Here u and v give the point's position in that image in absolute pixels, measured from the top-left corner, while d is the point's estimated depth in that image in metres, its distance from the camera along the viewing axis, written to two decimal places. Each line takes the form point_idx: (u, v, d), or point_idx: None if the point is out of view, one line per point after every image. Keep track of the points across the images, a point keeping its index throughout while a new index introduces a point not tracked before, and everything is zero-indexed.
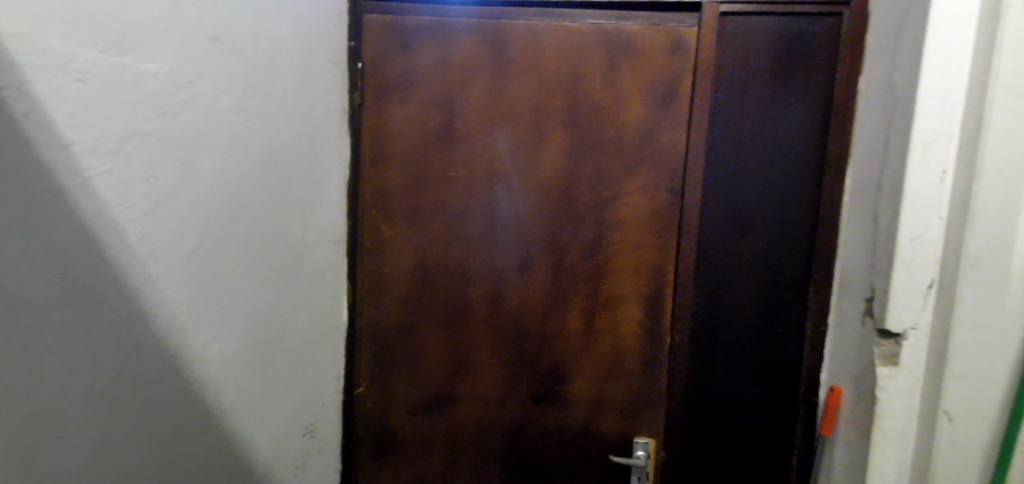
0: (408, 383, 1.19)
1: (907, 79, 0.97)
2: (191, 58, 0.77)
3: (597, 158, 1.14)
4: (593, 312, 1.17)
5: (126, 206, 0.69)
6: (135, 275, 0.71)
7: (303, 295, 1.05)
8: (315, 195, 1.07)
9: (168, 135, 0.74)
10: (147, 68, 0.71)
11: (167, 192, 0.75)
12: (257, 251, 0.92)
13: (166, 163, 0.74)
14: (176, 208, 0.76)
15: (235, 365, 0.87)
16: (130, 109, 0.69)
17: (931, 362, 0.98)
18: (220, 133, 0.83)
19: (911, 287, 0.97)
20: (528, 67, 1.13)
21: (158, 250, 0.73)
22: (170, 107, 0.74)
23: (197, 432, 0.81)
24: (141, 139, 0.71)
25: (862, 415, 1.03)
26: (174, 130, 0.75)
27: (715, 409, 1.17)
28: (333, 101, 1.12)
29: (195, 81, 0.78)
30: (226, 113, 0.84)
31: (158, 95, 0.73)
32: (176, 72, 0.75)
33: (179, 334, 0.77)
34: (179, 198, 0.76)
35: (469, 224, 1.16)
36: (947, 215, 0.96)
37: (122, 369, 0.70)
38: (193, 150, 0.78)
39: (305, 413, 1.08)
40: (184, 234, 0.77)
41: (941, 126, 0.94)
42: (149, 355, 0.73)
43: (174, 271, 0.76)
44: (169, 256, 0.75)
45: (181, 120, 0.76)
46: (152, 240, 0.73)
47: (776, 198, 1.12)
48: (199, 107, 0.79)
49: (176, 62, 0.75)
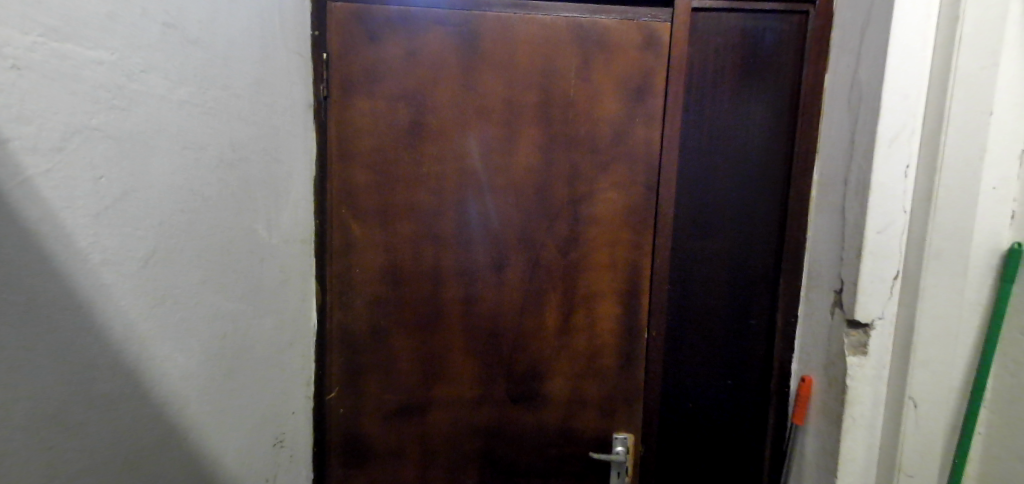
0: (383, 387, 1.18)
1: (871, 75, 0.99)
2: (143, 46, 0.73)
3: (571, 155, 1.14)
4: (570, 308, 1.17)
5: (73, 208, 0.66)
6: (87, 283, 0.68)
7: (271, 298, 1.01)
8: (282, 195, 1.03)
9: (118, 129, 0.71)
10: (92, 57, 0.68)
11: (118, 191, 0.71)
12: (220, 254, 0.88)
13: (115, 160, 0.71)
14: (129, 208, 0.72)
15: (199, 374, 0.83)
16: (73, 100, 0.66)
17: (897, 351, 1.02)
18: (177, 127, 0.79)
19: (879, 278, 1.01)
20: (500, 62, 1.13)
21: (110, 250, 0.70)
22: (118, 100, 0.71)
23: (161, 442, 0.78)
24: (86, 132, 0.68)
25: (833, 405, 1.05)
26: (124, 124, 0.72)
27: (690, 403, 1.19)
28: (299, 97, 1.08)
29: (147, 71, 0.74)
30: (183, 106, 0.79)
31: (105, 86, 0.69)
32: (124, 60, 0.71)
33: (135, 340, 0.74)
34: (132, 196, 0.73)
35: (441, 224, 1.15)
36: (911, 208, 0.99)
37: (78, 380, 0.68)
38: (145, 146, 0.74)
39: (276, 420, 1.04)
40: (139, 234, 0.74)
41: (906, 121, 0.98)
42: (101, 364, 0.70)
43: (128, 274, 0.72)
44: (122, 259, 0.72)
45: (131, 114, 0.72)
46: (102, 241, 0.69)
47: (745, 192, 1.14)
48: (151, 99, 0.75)
49: (125, 51, 0.71)
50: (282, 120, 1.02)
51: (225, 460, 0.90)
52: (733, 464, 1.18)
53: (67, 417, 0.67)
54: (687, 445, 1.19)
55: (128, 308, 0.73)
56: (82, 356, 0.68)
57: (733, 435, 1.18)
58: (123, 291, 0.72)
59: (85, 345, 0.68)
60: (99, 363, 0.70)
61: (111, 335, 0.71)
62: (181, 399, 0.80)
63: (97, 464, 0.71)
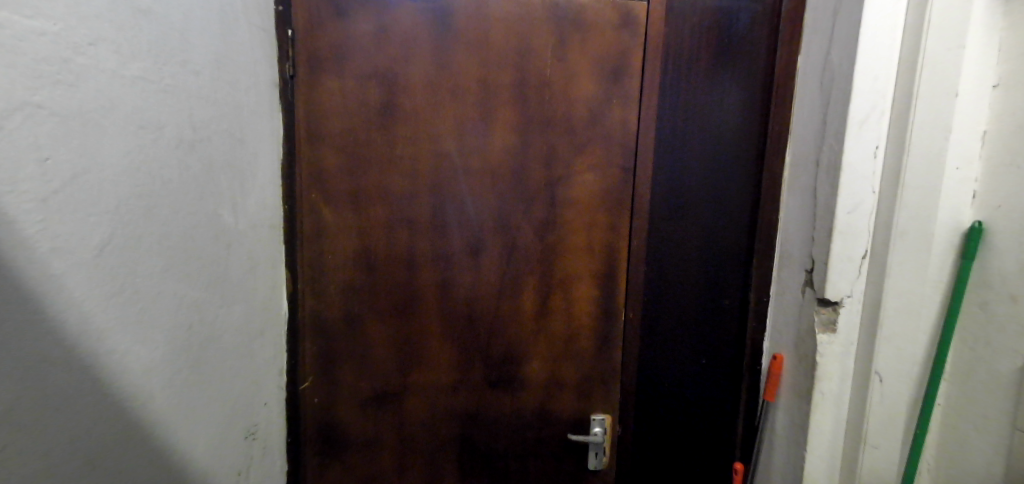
0: (357, 375, 1.15)
1: (844, 55, 0.96)
2: (89, 15, 0.66)
3: (546, 138, 1.13)
4: (548, 293, 1.17)
5: (16, 192, 0.61)
6: (33, 276, 0.62)
7: (238, 287, 0.96)
8: (247, 178, 0.97)
9: (65, 107, 0.64)
10: (33, 28, 0.61)
11: (69, 175, 0.65)
12: (181, 241, 0.81)
13: (63, 141, 0.64)
14: (80, 194, 0.66)
15: (162, 370, 0.77)
16: (11, 75, 0.60)
17: (864, 327, 1.00)
18: (131, 104, 0.71)
19: (848, 257, 0.98)
20: (472, 41, 1.10)
21: (62, 237, 0.65)
22: (65, 75, 0.64)
23: (123, 442, 0.73)
24: (27, 110, 0.61)
25: (803, 383, 1.02)
26: (71, 101, 0.65)
27: (665, 381, 1.22)
28: (262, 75, 1.02)
29: (95, 44, 0.67)
30: (138, 82, 0.72)
31: (48, 59, 0.63)
32: (70, 32, 0.64)
33: (91, 336, 0.68)
34: (83, 179, 0.66)
35: (416, 210, 1.12)
36: (879, 188, 0.98)
37: (21, 378, 0.63)
38: (97, 126, 0.67)
39: (247, 412, 0.99)
40: (92, 221, 0.67)
41: (876, 103, 0.95)
42: (47, 361, 0.64)
43: (83, 264, 0.66)
44: (73, 246, 0.66)
45: (80, 91, 0.65)
46: (52, 228, 0.64)
47: (716, 174, 1.15)
48: (103, 74, 0.68)
49: (69, 21, 0.64)
50: (244, 99, 0.96)
51: (195, 460, 0.85)
52: (701, 441, 1.19)
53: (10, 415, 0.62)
54: (661, 422, 1.23)
55: (82, 301, 0.67)
56: (29, 353, 0.63)
57: (707, 414, 1.18)
58: (76, 282, 0.66)
59: (36, 341, 0.63)
60: (52, 358, 0.65)
61: (66, 328, 0.65)
62: (144, 397, 0.75)
63: (50, 467, 0.65)
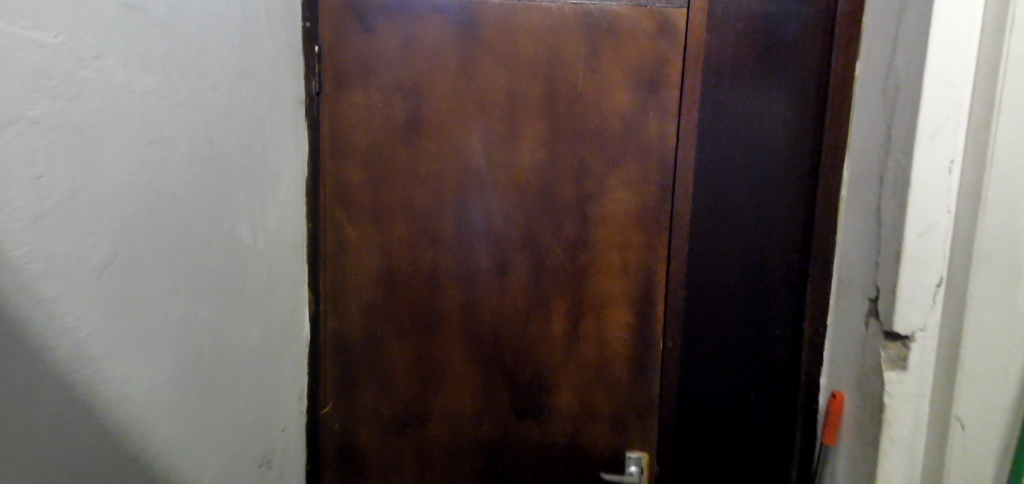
0: (377, 398, 1.11)
1: (909, 64, 0.83)
2: (96, 26, 0.63)
3: (575, 150, 1.09)
4: (577, 315, 1.11)
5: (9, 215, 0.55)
6: (25, 304, 0.57)
7: (253, 308, 0.93)
8: (267, 195, 0.96)
9: (64, 122, 0.60)
10: (31, 39, 0.56)
11: (64, 195, 0.60)
12: (192, 259, 0.78)
13: (62, 158, 0.60)
14: (79, 214, 0.62)
15: (165, 396, 0.74)
16: (4, 87, 0.54)
17: (940, 365, 0.86)
18: (139, 118, 0.69)
19: (919, 286, 0.84)
20: (500, 53, 1.07)
21: (57, 261, 0.60)
22: (66, 89, 0.60)
23: (123, 474, 0.68)
24: (24, 126, 0.56)
25: (872, 429, 0.88)
26: (72, 117, 0.60)
27: (702, 399, 1.14)
28: (287, 92, 1.01)
29: (102, 56, 0.63)
30: (147, 96, 0.69)
31: (46, 71, 0.58)
32: (73, 43, 0.60)
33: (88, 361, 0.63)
34: (82, 199, 0.62)
35: (440, 226, 1.09)
36: (956, 207, 0.83)
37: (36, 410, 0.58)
38: (98, 142, 0.64)
39: (263, 438, 0.96)
40: (92, 241, 0.63)
41: (948, 111, 0.81)
42: (57, 391, 0.60)
43: (80, 288, 0.62)
44: (75, 267, 0.62)
45: (82, 105, 0.61)
46: (48, 250, 0.59)
47: (762, 192, 1.06)
48: (109, 87, 0.64)
49: (73, 31, 0.60)
50: (266, 115, 0.95)
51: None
52: (697, 442, 1.15)
53: (26, 449, 0.57)
54: (684, 433, 1.16)
55: (85, 325, 0.63)
56: (29, 385, 0.58)
57: (722, 420, 1.12)
58: (72, 305, 0.61)
59: (37, 372, 0.58)
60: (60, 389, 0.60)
61: (53, 359, 0.60)
62: (147, 425, 0.71)
63: None
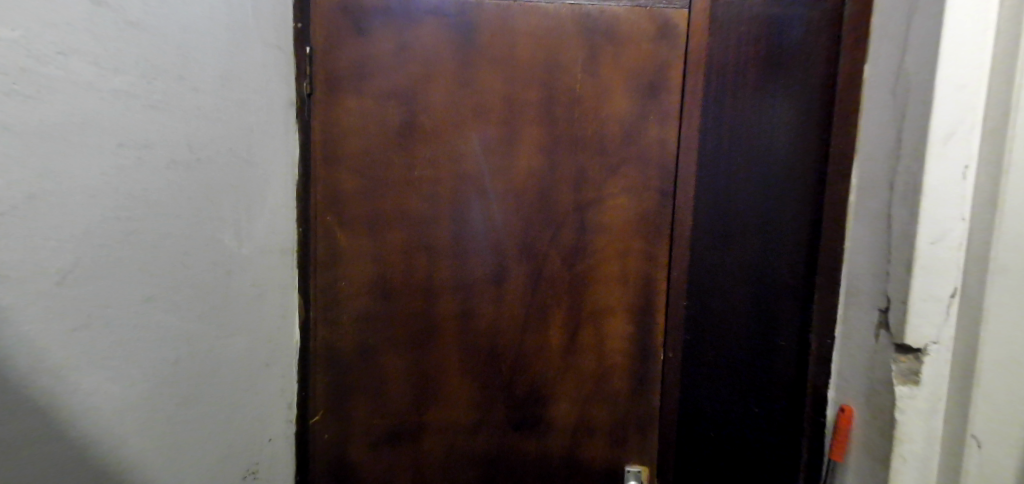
0: (370, 410, 1.08)
1: (919, 65, 0.80)
2: (58, 26, 0.62)
3: (573, 156, 1.05)
4: (576, 325, 1.08)
5: None
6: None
7: (240, 318, 0.90)
8: (255, 201, 0.93)
9: (23, 121, 0.60)
10: None
11: (24, 193, 0.61)
12: (172, 267, 0.76)
13: (21, 156, 0.60)
14: (40, 214, 0.62)
15: (139, 406, 0.72)
16: None
17: (956, 380, 0.82)
18: (107, 121, 0.67)
19: (931, 297, 0.81)
20: (498, 56, 1.04)
21: (15, 262, 0.60)
22: (25, 86, 0.60)
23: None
24: None
25: (881, 446, 0.85)
26: (32, 115, 0.61)
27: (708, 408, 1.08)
28: (278, 96, 0.98)
29: (66, 56, 0.63)
30: (117, 97, 0.68)
31: (5, 68, 0.59)
32: (34, 41, 0.61)
33: (46, 369, 0.63)
34: (44, 199, 0.62)
35: (435, 233, 1.06)
36: (971, 214, 0.79)
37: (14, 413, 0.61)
38: (65, 142, 0.63)
39: (250, 448, 0.93)
40: (50, 246, 0.63)
41: (962, 115, 0.78)
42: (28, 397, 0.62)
43: (42, 293, 0.62)
44: (28, 276, 0.61)
45: (44, 104, 0.62)
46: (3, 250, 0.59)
47: (767, 195, 1.01)
48: (75, 88, 0.64)
49: (32, 31, 0.61)
50: (255, 119, 0.92)
51: None
52: (700, 447, 1.09)
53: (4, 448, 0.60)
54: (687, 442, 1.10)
55: (41, 334, 0.62)
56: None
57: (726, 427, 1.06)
58: (31, 309, 0.61)
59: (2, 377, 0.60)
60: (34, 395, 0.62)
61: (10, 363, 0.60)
62: (115, 435, 0.69)
63: None
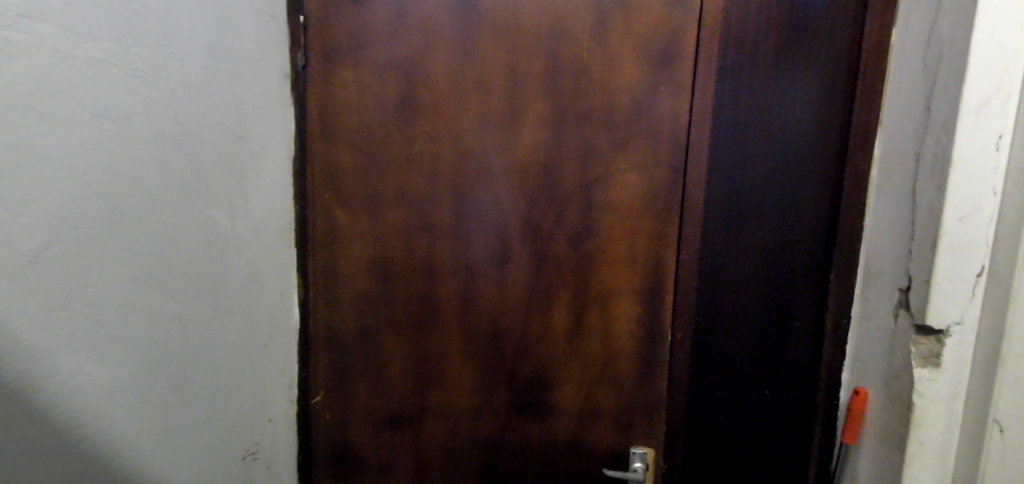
0: (372, 393, 1.06)
1: (955, 27, 0.76)
2: None
3: (580, 132, 1.01)
4: (582, 308, 1.04)
5: None
6: None
7: (235, 297, 0.88)
8: (248, 178, 0.89)
9: None
10: None
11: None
12: (155, 244, 0.73)
13: None
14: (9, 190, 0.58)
15: (127, 387, 0.70)
16: None
17: (978, 362, 0.78)
18: (86, 90, 0.63)
19: (957, 276, 0.77)
20: (501, 25, 0.99)
21: None
22: None
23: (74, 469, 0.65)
24: None
25: (898, 429, 0.82)
26: None
27: (715, 396, 1.04)
28: (272, 67, 0.94)
29: (31, 16, 0.59)
30: (95, 65, 0.64)
31: None
32: None
33: (23, 353, 0.60)
34: (12, 174, 0.58)
35: (435, 213, 1.02)
36: (1004, 189, 0.75)
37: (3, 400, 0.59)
38: (32, 111, 0.59)
39: (249, 430, 0.91)
40: (24, 221, 0.59)
41: (999, 81, 0.73)
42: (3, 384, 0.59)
43: (13, 274, 0.59)
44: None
45: (9, 70, 0.57)
46: None
47: (783, 177, 0.98)
48: (42, 53, 0.60)
49: None
50: (247, 91, 0.88)
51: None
52: (708, 440, 1.06)
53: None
54: (694, 435, 1.06)
55: (16, 318, 0.59)
56: None
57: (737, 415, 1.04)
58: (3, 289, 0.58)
59: None
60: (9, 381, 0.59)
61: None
62: (104, 418, 0.67)
63: None
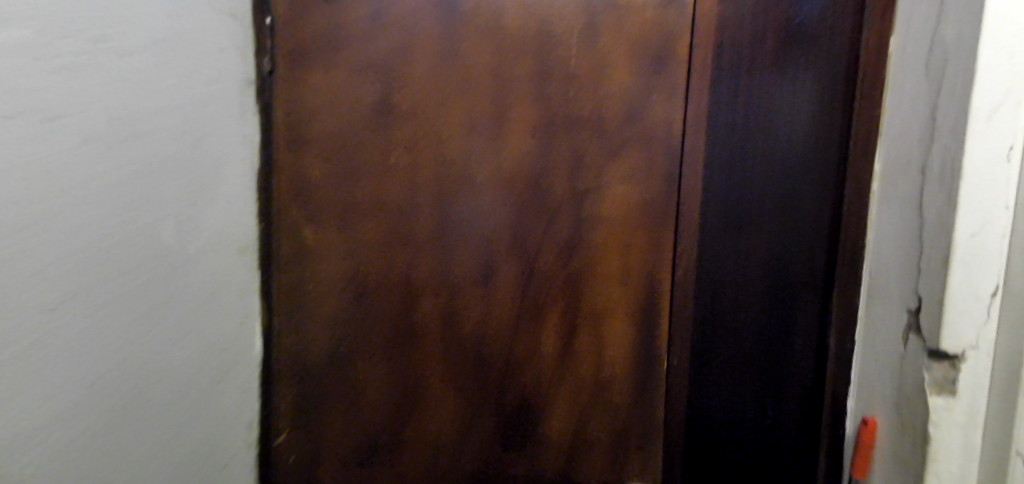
0: (343, 424, 0.96)
1: (961, 33, 0.70)
2: None
3: (571, 141, 0.95)
4: (572, 328, 0.98)
5: None
6: None
7: (185, 322, 0.80)
8: (201, 189, 0.81)
9: None
10: None
11: None
12: (87, 262, 0.64)
13: None
14: None
15: (48, 427, 0.60)
16: None
17: (997, 388, 0.73)
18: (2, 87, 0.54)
19: (971, 296, 0.71)
20: (483, 29, 0.93)
21: None
22: None
23: None
24: None
25: (912, 461, 0.76)
26: None
27: (719, 411, 0.99)
28: (230, 68, 0.87)
29: None
30: (5, 56, 0.54)
31: None
32: None
33: None
34: None
35: (415, 225, 0.95)
36: (1016, 202, 0.70)
37: None
38: None
39: (199, 472, 0.83)
40: None
41: (1009, 87, 0.68)
42: None
43: None
44: None
45: None
46: None
47: (783, 183, 0.93)
48: None
49: None
50: (200, 94, 0.81)
51: None
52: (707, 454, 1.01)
53: None
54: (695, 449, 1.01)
55: None
56: None
57: (738, 428, 0.98)
58: None
59: None
60: None
61: None
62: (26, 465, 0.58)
63: None
